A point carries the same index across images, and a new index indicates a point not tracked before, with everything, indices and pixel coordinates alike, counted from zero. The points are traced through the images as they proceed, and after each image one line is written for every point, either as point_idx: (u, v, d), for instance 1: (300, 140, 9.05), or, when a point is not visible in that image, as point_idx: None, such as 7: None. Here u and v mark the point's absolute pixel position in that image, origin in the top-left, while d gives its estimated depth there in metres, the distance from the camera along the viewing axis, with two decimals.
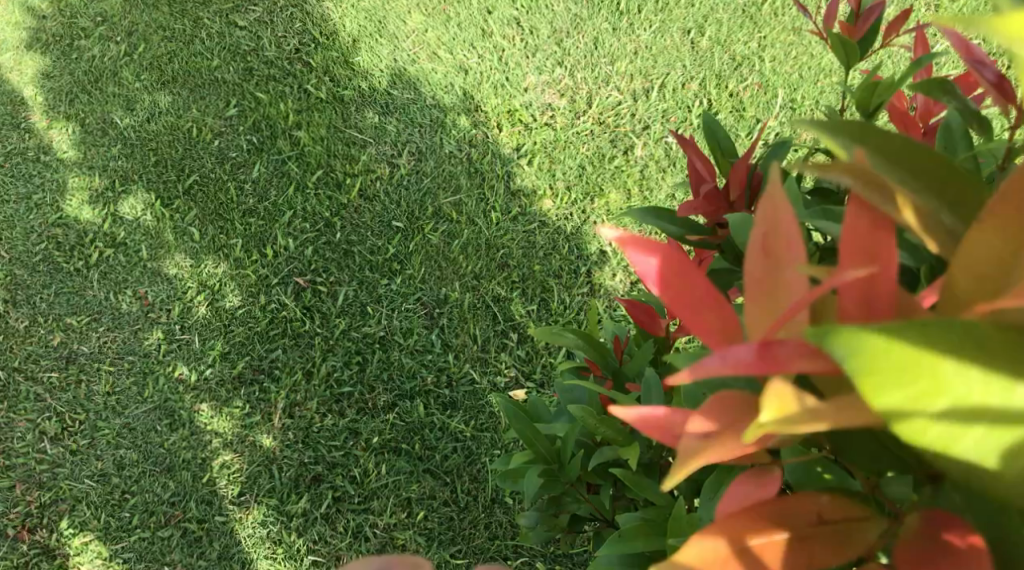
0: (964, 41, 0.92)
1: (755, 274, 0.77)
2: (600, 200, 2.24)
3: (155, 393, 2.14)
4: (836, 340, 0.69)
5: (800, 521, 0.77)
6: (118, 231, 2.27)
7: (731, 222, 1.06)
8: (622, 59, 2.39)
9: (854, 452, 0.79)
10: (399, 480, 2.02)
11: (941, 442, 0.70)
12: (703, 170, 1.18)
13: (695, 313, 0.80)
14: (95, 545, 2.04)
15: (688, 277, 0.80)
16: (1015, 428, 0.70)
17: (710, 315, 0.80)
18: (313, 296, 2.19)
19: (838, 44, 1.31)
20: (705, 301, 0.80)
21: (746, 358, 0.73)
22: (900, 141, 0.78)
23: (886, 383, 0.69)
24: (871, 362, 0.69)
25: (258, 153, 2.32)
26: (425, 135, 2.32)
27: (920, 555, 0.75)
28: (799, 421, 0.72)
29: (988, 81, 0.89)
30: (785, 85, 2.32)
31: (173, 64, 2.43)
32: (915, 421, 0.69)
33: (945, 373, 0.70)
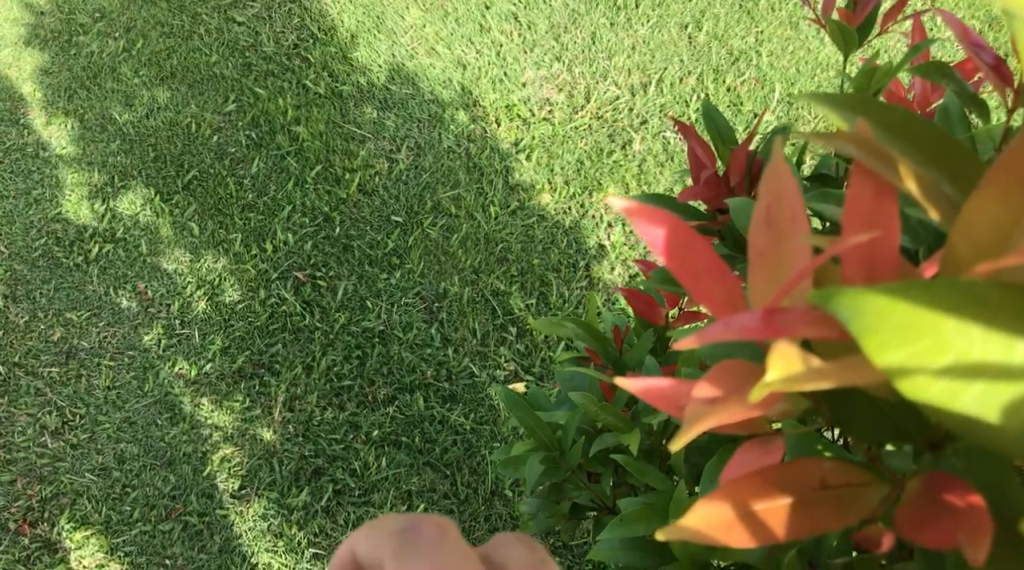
0: (963, 27, 0.93)
1: (760, 246, 0.74)
2: (598, 195, 2.26)
3: (155, 387, 2.14)
4: (840, 301, 0.65)
5: (802, 486, 0.75)
6: (117, 227, 2.28)
7: (732, 206, 1.07)
8: (620, 54, 2.40)
9: (857, 422, 0.77)
10: (399, 473, 2.03)
11: (944, 398, 0.65)
12: (705, 157, 1.20)
13: (699, 284, 0.77)
14: (96, 539, 2.05)
15: (693, 249, 0.77)
16: (1019, 384, 0.66)
17: (714, 287, 0.77)
18: (313, 290, 2.20)
19: (837, 31, 1.32)
20: (712, 273, 0.77)
21: (752, 324, 0.70)
22: (902, 116, 0.81)
23: (890, 342, 0.65)
24: (875, 323, 0.64)
25: (257, 148, 2.32)
26: (424, 130, 2.32)
27: (921, 516, 0.73)
28: (803, 379, 0.69)
29: (986, 64, 0.90)
30: (783, 80, 2.35)
31: (172, 60, 2.43)
32: (918, 378, 0.65)
33: (948, 332, 0.65)
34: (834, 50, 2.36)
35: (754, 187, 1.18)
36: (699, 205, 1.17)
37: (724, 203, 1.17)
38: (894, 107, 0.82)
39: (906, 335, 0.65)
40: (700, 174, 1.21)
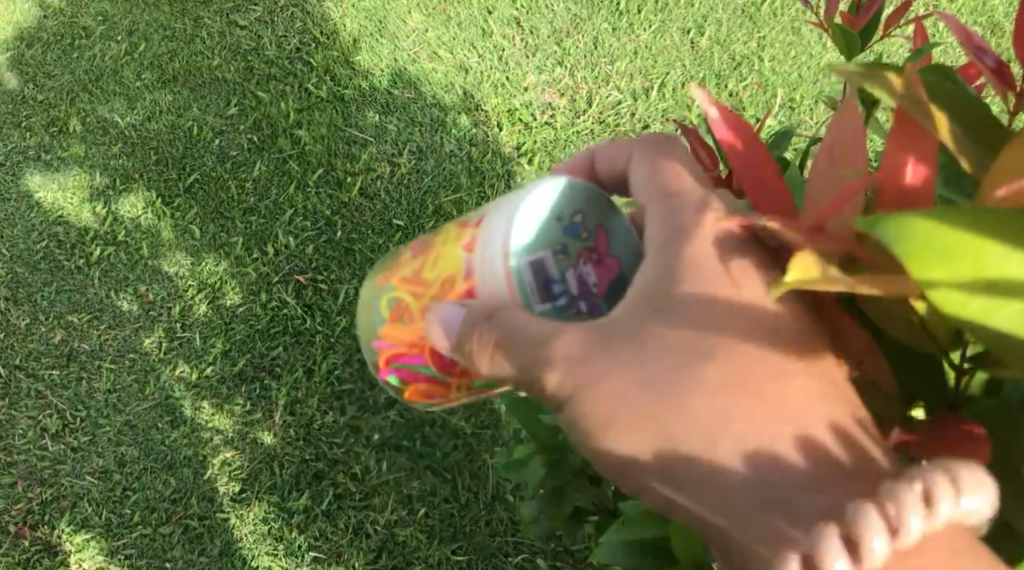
0: (965, 28, 0.94)
1: (817, 188, 0.93)
2: None
3: (156, 390, 2.14)
4: (885, 225, 0.82)
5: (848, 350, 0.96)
6: (119, 230, 2.27)
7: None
8: (621, 59, 2.40)
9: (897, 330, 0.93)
10: (400, 478, 2.06)
11: (980, 313, 0.83)
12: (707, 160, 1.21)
13: (760, 194, 0.97)
14: (96, 542, 2.06)
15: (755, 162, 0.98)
16: None
17: (768, 195, 0.97)
18: (314, 293, 2.19)
19: (840, 34, 1.32)
20: (762, 176, 0.98)
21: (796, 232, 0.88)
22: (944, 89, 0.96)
23: (933, 260, 0.82)
24: (918, 245, 0.82)
25: (259, 151, 2.33)
26: (425, 134, 2.33)
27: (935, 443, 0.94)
28: (818, 283, 0.84)
29: (987, 67, 0.90)
30: (785, 85, 2.35)
31: (174, 64, 2.42)
32: (957, 295, 0.82)
33: (988, 256, 0.82)
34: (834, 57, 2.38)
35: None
36: None
37: None
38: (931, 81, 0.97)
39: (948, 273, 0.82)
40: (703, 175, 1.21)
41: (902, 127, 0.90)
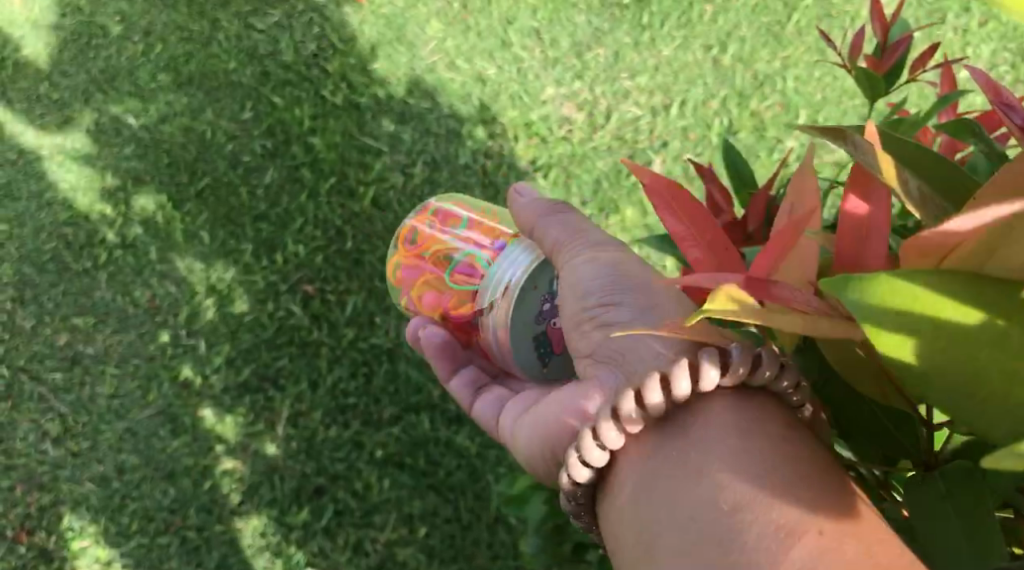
0: (992, 84, 0.88)
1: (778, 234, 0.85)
2: (616, 218, 2.24)
3: (159, 397, 2.11)
4: (846, 285, 0.75)
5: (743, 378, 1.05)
6: (128, 232, 2.24)
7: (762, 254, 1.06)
8: (642, 73, 2.36)
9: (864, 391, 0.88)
10: (401, 496, 2.04)
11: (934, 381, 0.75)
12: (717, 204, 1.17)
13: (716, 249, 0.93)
14: (93, 550, 2.03)
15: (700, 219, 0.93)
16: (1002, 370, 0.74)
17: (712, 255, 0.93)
18: (322, 304, 2.16)
19: (864, 77, 1.26)
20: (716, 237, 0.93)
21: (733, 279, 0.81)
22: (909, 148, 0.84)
23: (887, 324, 0.75)
24: (876, 304, 0.75)
25: (271, 157, 2.29)
26: (440, 145, 2.29)
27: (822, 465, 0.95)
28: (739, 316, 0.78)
29: (1015, 123, 0.83)
30: (808, 105, 2.31)
31: (191, 65, 2.36)
32: (907, 357, 0.75)
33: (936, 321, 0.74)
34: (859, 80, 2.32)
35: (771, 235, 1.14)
36: None
37: None
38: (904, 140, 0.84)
39: (898, 329, 0.74)
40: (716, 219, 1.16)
41: (865, 182, 0.81)
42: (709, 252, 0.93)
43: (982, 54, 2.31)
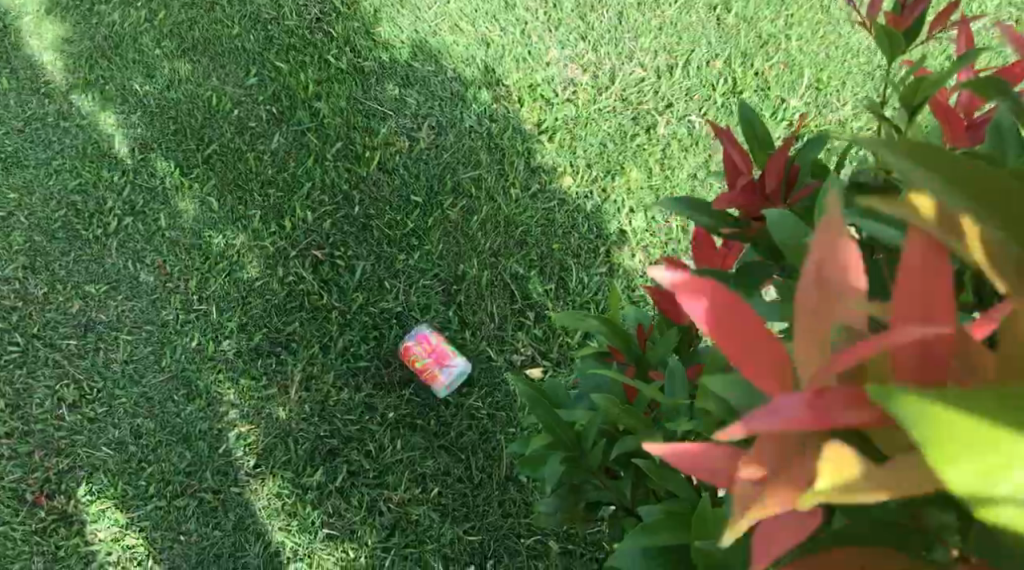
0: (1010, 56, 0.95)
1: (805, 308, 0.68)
2: (622, 179, 2.22)
3: (172, 362, 2.13)
4: (899, 403, 0.61)
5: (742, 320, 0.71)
6: (136, 199, 2.27)
7: (767, 217, 0.93)
8: (646, 34, 2.36)
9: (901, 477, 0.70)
10: (414, 456, 2.02)
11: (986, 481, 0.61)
12: (735, 160, 1.13)
13: (742, 351, 0.71)
14: (112, 512, 2.04)
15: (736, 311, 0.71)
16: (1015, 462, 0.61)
17: (759, 353, 0.71)
18: (331, 269, 2.18)
19: (882, 34, 1.19)
20: (751, 337, 0.71)
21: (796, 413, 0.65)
22: (963, 163, 0.69)
23: (961, 447, 0.60)
24: (936, 431, 0.60)
25: (278, 123, 2.32)
26: (445, 109, 2.30)
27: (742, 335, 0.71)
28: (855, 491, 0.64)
29: None
30: (813, 64, 2.30)
31: (194, 31, 2.42)
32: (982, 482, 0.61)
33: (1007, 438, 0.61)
34: (865, 36, 2.32)
35: (791, 196, 1.10)
36: (735, 212, 1.09)
37: (760, 211, 1.10)
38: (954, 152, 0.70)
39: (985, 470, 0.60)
40: (736, 181, 1.13)
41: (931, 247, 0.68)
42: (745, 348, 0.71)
43: (989, 8, 2.30)
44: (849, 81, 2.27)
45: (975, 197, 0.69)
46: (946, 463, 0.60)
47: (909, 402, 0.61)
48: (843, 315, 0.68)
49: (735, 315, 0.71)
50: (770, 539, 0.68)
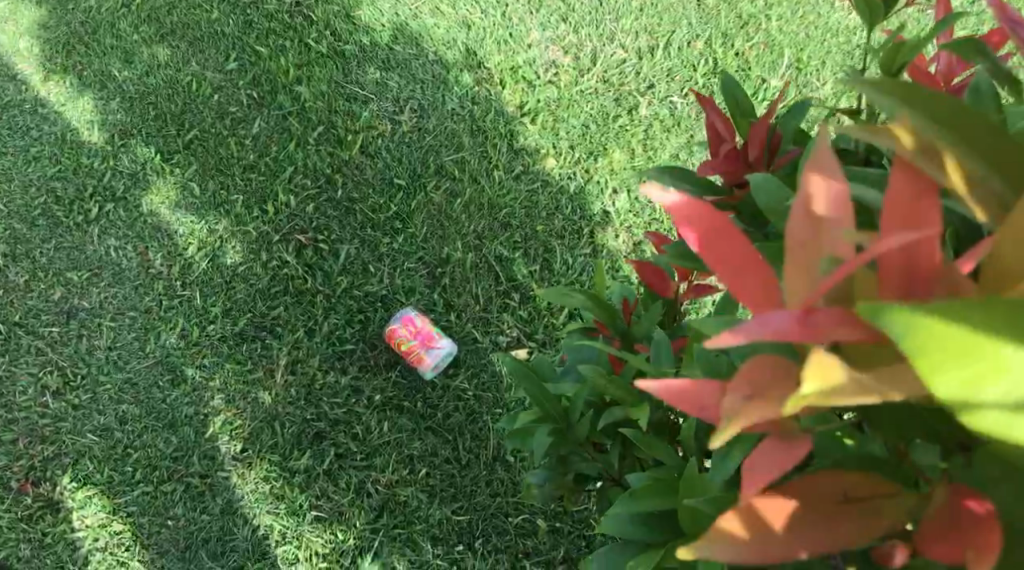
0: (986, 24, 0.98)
1: (796, 237, 0.70)
2: (604, 160, 2.24)
3: (156, 347, 2.12)
4: (889, 315, 0.62)
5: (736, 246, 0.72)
6: (117, 185, 2.25)
7: (752, 182, 0.93)
8: (627, 16, 2.38)
9: (882, 421, 0.74)
10: (401, 438, 2.02)
11: (996, 429, 0.63)
12: (717, 129, 1.14)
13: (736, 276, 0.72)
14: (98, 498, 2.01)
15: (731, 236, 0.72)
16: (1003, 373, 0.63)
17: (750, 278, 0.71)
18: (315, 254, 2.18)
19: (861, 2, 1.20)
20: (743, 263, 0.72)
21: (784, 328, 0.66)
22: (951, 104, 0.75)
23: (946, 360, 0.62)
24: (925, 340, 0.62)
25: (259, 107, 2.31)
26: (427, 92, 2.30)
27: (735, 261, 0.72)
28: (845, 395, 0.64)
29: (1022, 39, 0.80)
30: (792, 44, 2.32)
31: (173, 16, 2.41)
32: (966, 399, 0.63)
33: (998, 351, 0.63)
34: (843, 16, 2.34)
35: (774, 162, 1.11)
36: (719, 179, 1.10)
37: (742, 178, 1.11)
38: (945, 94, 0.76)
39: (972, 377, 0.62)
40: (719, 148, 1.15)
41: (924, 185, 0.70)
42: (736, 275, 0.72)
43: None
44: (828, 61, 2.29)
45: (961, 139, 0.74)
46: (931, 373, 0.62)
47: (899, 314, 0.62)
48: (830, 247, 0.69)
49: (729, 243, 0.72)
50: (753, 475, 0.69)
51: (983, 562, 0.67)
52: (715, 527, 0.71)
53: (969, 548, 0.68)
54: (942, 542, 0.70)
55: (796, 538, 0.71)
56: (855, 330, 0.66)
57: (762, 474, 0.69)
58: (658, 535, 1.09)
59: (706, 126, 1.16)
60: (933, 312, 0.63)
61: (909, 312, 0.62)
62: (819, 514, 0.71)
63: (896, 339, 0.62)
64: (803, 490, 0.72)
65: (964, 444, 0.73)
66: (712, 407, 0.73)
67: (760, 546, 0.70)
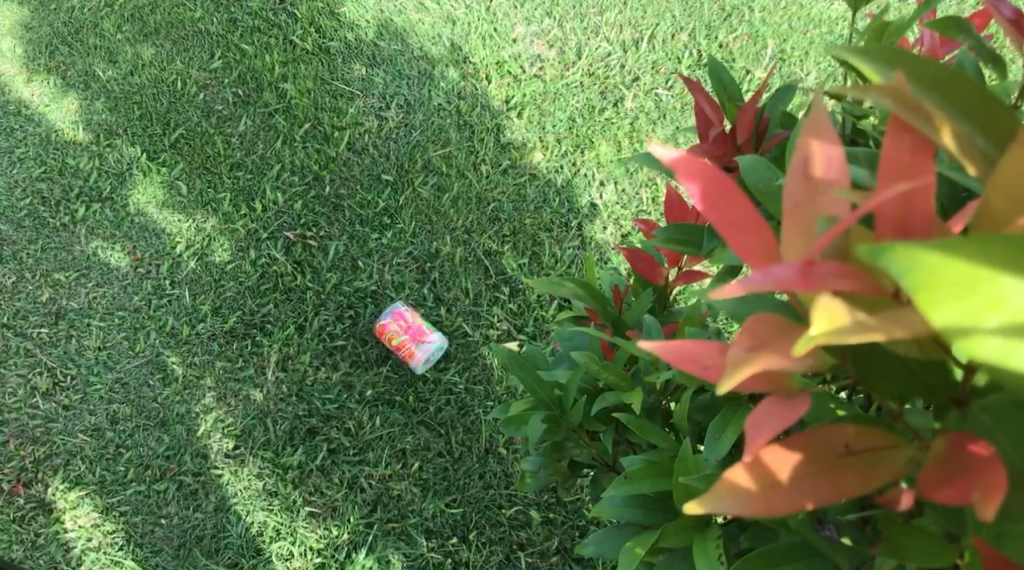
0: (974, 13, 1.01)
1: (794, 199, 0.75)
2: (591, 153, 2.24)
3: (147, 346, 2.11)
4: (891, 257, 0.66)
5: (737, 207, 0.77)
6: (104, 185, 2.25)
7: (741, 163, 0.95)
8: (611, 9, 2.39)
9: (878, 376, 0.79)
10: (394, 432, 2.03)
11: (996, 357, 0.67)
12: (706, 112, 1.15)
13: (738, 234, 0.77)
14: (90, 499, 2.01)
15: (732, 195, 0.77)
16: (1002, 304, 0.66)
17: (751, 235, 0.77)
18: (304, 250, 2.18)
19: None
20: (745, 223, 0.77)
21: (788, 278, 0.71)
22: (936, 68, 0.79)
23: (946, 297, 0.66)
24: (929, 277, 0.66)
25: (244, 105, 2.31)
26: (413, 87, 2.31)
27: (738, 221, 0.77)
28: (848, 335, 0.70)
29: (1005, 18, 0.89)
30: (776, 36, 2.34)
31: (156, 15, 2.41)
32: (969, 334, 0.67)
33: (1000, 288, 0.66)
34: (826, 6, 2.36)
35: (762, 145, 1.12)
36: (708, 163, 1.12)
37: (731, 161, 1.13)
38: (928, 59, 0.79)
39: (971, 309, 0.66)
40: (707, 133, 1.16)
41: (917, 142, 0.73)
42: (739, 234, 0.77)
43: None
44: (812, 51, 2.30)
45: (951, 99, 0.77)
46: (930, 304, 0.66)
47: (898, 251, 0.66)
48: (829, 206, 0.75)
49: (730, 203, 0.77)
50: (759, 421, 0.75)
51: (990, 502, 0.71)
52: (723, 479, 0.76)
53: (976, 488, 0.72)
54: (950, 486, 0.73)
55: (799, 489, 0.75)
56: (854, 281, 0.71)
57: (765, 427, 0.75)
58: (654, 516, 1.11)
59: (695, 111, 1.17)
60: (936, 247, 0.66)
61: (907, 249, 0.66)
62: (820, 466, 0.76)
63: (895, 274, 0.66)
64: (805, 443, 0.76)
65: (959, 399, 0.77)
66: (716, 365, 0.79)
67: (765, 494, 0.75)
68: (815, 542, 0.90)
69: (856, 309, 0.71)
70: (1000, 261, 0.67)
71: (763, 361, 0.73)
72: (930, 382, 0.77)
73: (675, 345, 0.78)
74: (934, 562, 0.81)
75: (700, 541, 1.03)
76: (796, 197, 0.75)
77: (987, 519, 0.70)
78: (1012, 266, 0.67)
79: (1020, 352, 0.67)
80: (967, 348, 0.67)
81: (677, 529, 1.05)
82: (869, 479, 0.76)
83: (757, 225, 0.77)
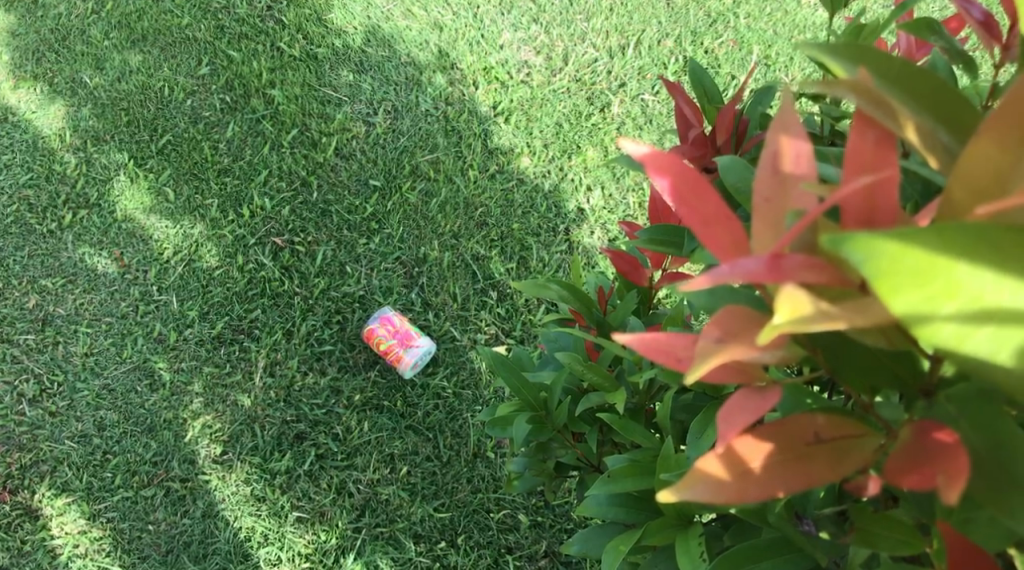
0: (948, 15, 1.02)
1: (764, 194, 0.76)
2: (578, 158, 2.26)
3: (134, 352, 2.10)
4: (853, 246, 0.66)
5: (707, 203, 0.78)
6: (91, 192, 2.24)
7: (720, 163, 0.95)
8: (598, 15, 2.40)
9: (851, 369, 0.81)
10: (382, 437, 2.04)
11: (955, 340, 0.68)
12: (688, 112, 1.16)
13: (710, 229, 0.77)
14: (77, 506, 2.00)
15: (702, 191, 0.78)
16: (959, 289, 0.67)
17: (721, 230, 0.77)
18: (292, 255, 2.18)
19: None
20: (715, 218, 0.77)
21: (756, 269, 0.71)
22: (901, 64, 0.80)
23: (905, 285, 0.67)
24: (888, 266, 0.66)
25: (232, 111, 2.31)
26: (400, 93, 2.32)
27: (707, 216, 0.77)
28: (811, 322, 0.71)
29: (975, 20, 0.91)
30: (760, 41, 2.36)
31: (143, 22, 2.41)
32: (929, 321, 0.68)
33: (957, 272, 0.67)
34: (810, 12, 2.38)
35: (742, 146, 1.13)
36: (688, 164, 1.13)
37: (712, 162, 1.14)
38: (894, 55, 0.81)
39: (930, 293, 0.67)
40: (687, 134, 1.17)
41: (880, 135, 0.74)
42: (710, 230, 0.77)
43: None
44: (795, 56, 2.33)
45: (915, 96, 0.79)
46: (892, 294, 0.67)
47: (860, 242, 0.66)
48: (797, 199, 0.75)
49: (702, 198, 0.78)
50: (731, 410, 0.75)
51: (954, 486, 0.71)
52: (696, 467, 0.76)
53: (941, 473, 0.72)
54: (915, 472, 0.74)
55: (768, 477, 0.76)
56: (820, 272, 0.72)
57: (738, 418, 0.75)
58: (637, 514, 1.12)
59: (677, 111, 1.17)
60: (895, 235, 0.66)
61: (871, 240, 0.66)
62: (789, 455, 0.77)
63: (858, 263, 0.66)
64: (775, 433, 0.77)
65: (927, 389, 0.79)
66: (688, 357, 0.79)
67: (736, 481, 0.76)
68: (793, 538, 0.91)
69: (820, 298, 0.72)
70: (960, 251, 0.68)
71: (732, 352, 0.74)
72: (900, 373, 0.80)
73: (649, 338, 0.79)
74: (903, 550, 0.82)
75: (682, 539, 1.04)
76: (764, 192, 0.76)
77: (951, 501, 0.70)
78: (970, 255, 0.68)
79: (978, 335, 0.68)
80: (924, 336, 0.68)
81: (660, 527, 1.06)
82: (838, 468, 0.77)
83: (730, 221, 0.77)
